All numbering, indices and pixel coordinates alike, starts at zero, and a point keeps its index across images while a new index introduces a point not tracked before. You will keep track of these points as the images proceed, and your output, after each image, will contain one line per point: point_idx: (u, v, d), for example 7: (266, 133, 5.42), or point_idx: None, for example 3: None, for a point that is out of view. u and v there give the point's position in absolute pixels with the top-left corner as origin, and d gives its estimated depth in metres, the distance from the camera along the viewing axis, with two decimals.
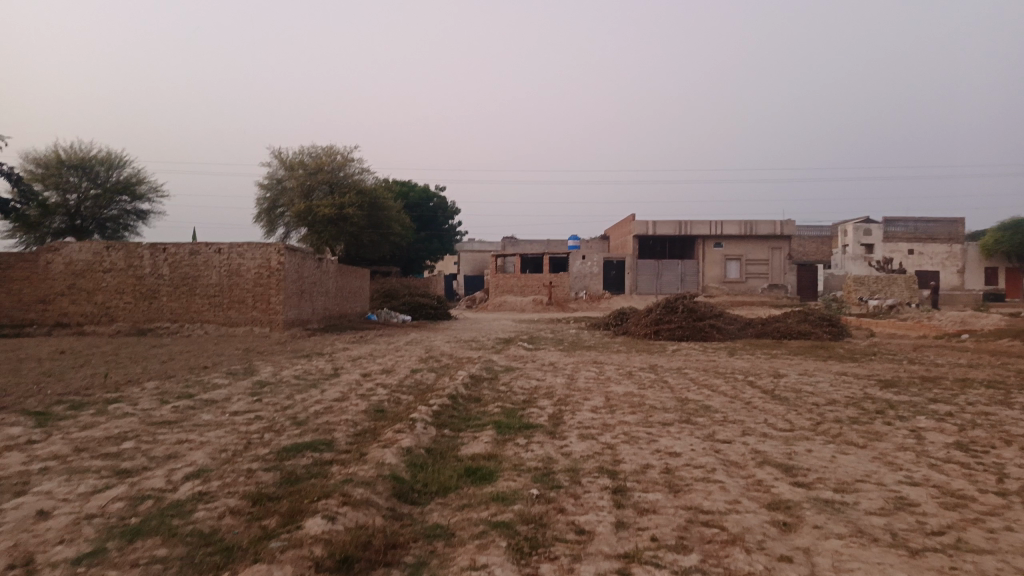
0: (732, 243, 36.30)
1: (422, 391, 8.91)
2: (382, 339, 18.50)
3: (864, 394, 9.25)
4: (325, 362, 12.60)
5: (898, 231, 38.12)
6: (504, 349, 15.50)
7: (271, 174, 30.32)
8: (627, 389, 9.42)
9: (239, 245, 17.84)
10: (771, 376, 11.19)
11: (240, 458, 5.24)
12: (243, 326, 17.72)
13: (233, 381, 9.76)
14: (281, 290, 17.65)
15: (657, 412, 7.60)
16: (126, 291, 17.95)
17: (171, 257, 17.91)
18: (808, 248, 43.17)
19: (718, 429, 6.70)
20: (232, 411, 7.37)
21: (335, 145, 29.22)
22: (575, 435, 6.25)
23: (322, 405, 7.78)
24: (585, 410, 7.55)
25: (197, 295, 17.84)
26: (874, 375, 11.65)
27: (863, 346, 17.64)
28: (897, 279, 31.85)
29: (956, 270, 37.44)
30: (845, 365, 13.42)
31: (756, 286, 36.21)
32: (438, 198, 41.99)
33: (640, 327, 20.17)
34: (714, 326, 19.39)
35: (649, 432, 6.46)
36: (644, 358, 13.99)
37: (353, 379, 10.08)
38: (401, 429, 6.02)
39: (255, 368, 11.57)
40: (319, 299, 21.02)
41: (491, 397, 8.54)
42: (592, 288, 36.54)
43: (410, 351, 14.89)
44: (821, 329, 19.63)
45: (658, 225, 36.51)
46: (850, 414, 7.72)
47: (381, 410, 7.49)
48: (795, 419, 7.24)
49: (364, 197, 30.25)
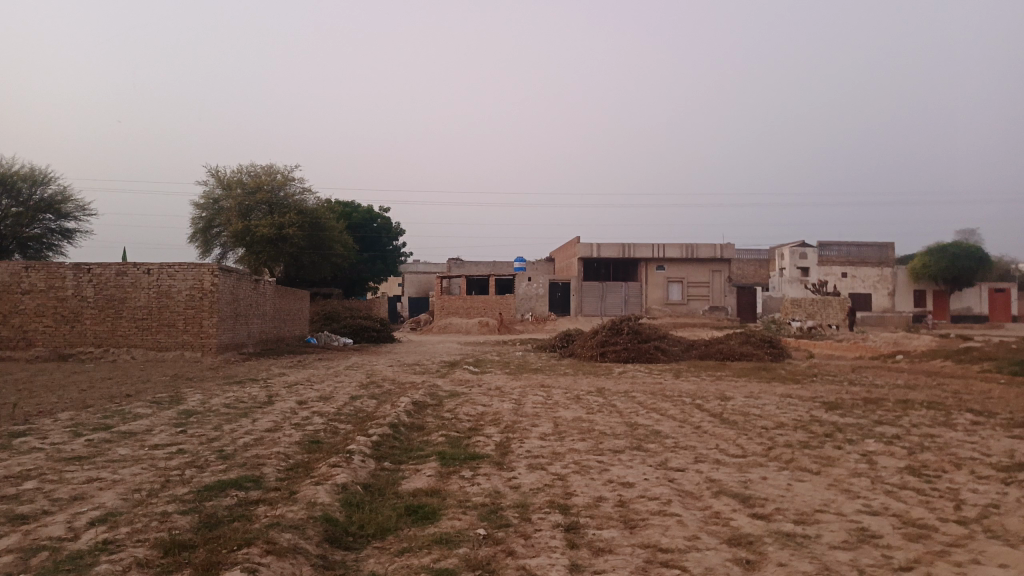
0: (674, 266, 36.76)
1: (362, 419, 8.46)
2: (321, 363, 17.86)
3: (812, 417, 9.21)
4: (259, 389, 11.97)
5: (833, 254, 39.13)
6: (449, 373, 15.11)
7: (208, 193, 29.34)
8: (575, 414, 9.16)
9: (170, 265, 17.02)
10: (718, 399, 11.11)
11: (155, 499, 4.73)
12: (174, 350, 16.85)
13: (157, 411, 9.11)
14: (215, 313, 16.89)
15: (607, 438, 7.34)
16: (46, 314, 16.89)
17: (96, 278, 16.96)
18: (747, 271, 44.08)
19: (670, 456, 6.48)
20: (152, 444, 6.79)
21: (275, 164, 28.46)
22: (523, 466, 5.94)
23: (252, 436, 7.26)
24: (533, 438, 7.23)
25: (123, 318, 16.92)
26: (818, 397, 11.68)
27: (804, 368, 17.87)
28: (832, 301, 32.42)
29: (887, 293, 38.67)
30: (789, 386, 13.49)
31: (697, 307, 36.72)
32: (382, 219, 41.41)
33: (586, 349, 20.04)
34: (659, 348, 19.40)
35: (600, 461, 6.19)
36: (590, 381, 13.79)
37: (288, 407, 9.54)
38: (337, 463, 5.61)
39: (183, 396, 10.89)
40: (255, 321, 20.24)
41: (435, 425, 8.15)
42: (537, 310, 36.48)
43: (351, 376, 14.36)
44: (763, 351, 19.85)
45: (602, 247, 36.73)
46: (800, 437, 7.62)
47: (317, 442, 7.02)
48: (746, 444, 7.09)
49: (305, 217, 29.52)
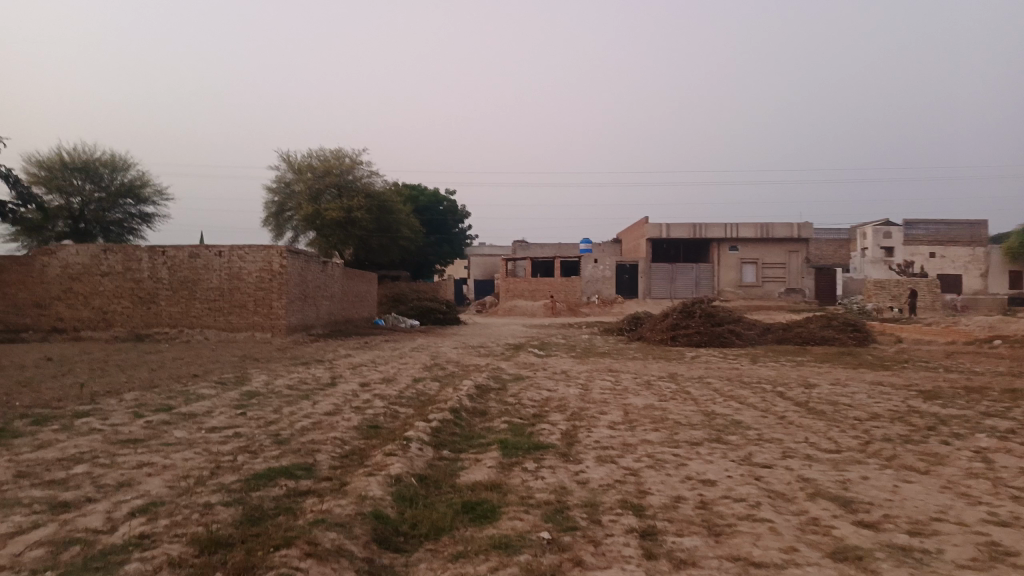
0: (748, 246, 35.35)
1: (424, 403, 8.14)
2: (386, 345, 17.77)
3: (909, 408, 8.40)
4: (323, 370, 11.86)
5: (920, 234, 37.17)
6: (513, 356, 14.73)
7: (279, 177, 29.74)
8: (646, 401, 8.61)
9: (240, 247, 17.18)
10: (802, 387, 10.34)
11: (201, 488, 4.47)
12: (244, 331, 17.05)
13: (220, 392, 9.02)
14: (284, 294, 16.98)
15: (682, 429, 6.79)
16: (124, 295, 17.32)
17: (170, 261, 17.27)
18: (826, 251, 42.16)
19: (755, 450, 5.89)
20: (209, 427, 6.62)
21: (343, 147, 28.54)
22: (591, 458, 5.47)
23: (310, 420, 7.02)
24: (602, 427, 6.75)
25: (196, 299, 17.19)
26: (911, 385, 10.75)
27: (891, 353, 16.73)
28: (917, 284, 30.62)
29: (980, 274, 36.17)
30: (878, 373, 12.52)
31: (773, 290, 35.26)
32: (448, 202, 41.35)
33: (656, 333, 19.33)
34: (733, 331, 18.52)
35: (677, 454, 5.66)
36: (661, 366, 13.16)
37: (349, 390, 9.32)
38: (393, 451, 5.27)
39: (247, 377, 10.86)
40: (324, 303, 20.35)
41: (497, 411, 7.75)
42: (605, 292, 35.81)
43: (414, 358, 14.13)
44: (846, 335, 18.71)
45: (672, 227, 35.64)
46: (899, 431, 6.88)
47: (376, 427, 6.73)
48: (840, 438, 6.43)
49: (373, 200, 29.57)
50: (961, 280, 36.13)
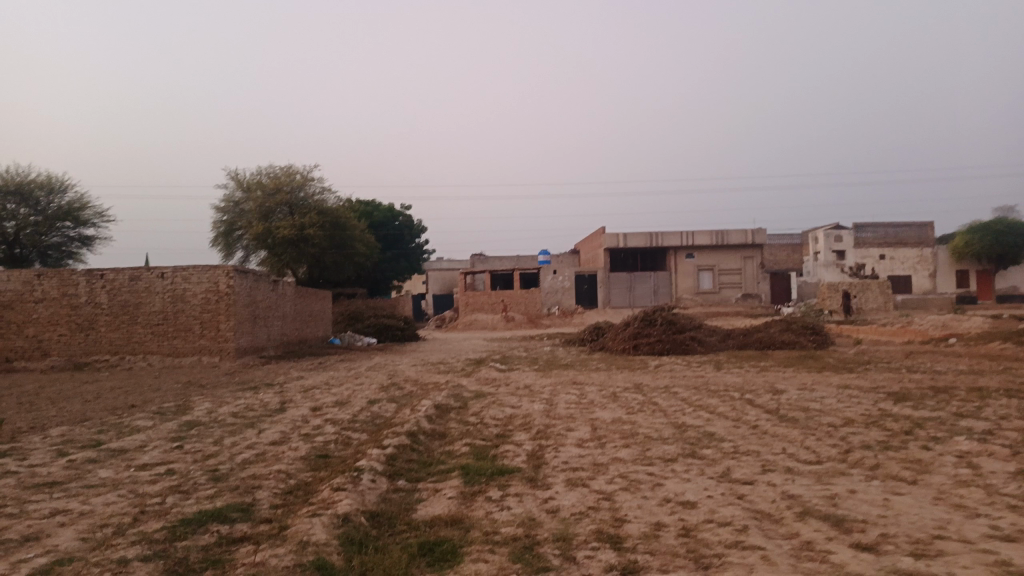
0: (704, 253, 35.53)
1: (378, 428, 7.62)
2: (342, 365, 17.12)
3: (881, 412, 8.18)
4: (273, 395, 11.21)
5: (869, 237, 37.52)
6: (474, 372, 14.26)
7: (228, 196, 28.81)
8: (613, 415, 8.22)
9: (184, 267, 16.40)
10: (770, 393, 10.08)
11: (119, 539, 3.90)
12: (190, 356, 16.23)
13: (158, 423, 8.35)
14: (232, 315, 16.23)
15: (654, 444, 6.41)
16: (60, 322, 16.37)
17: (110, 284, 16.37)
18: (779, 256, 42.77)
19: (732, 465, 5.54)
20: (139, 465, 6.00)
21: (294, 163, 27.78)
22: (561, 482, 5.04)
23: (253, 451, 6.44)
24: (570, 446, 6.34)
25: (138, 324, 16.32)
26: (879, 388, 10.58)
27: (852, 355, 16.70)
28: (871, 285, 31.19)
29: (928, 274, 37.02)
30: (842, 376, 12.38)
31: (730, 296, 35.48)
32: (404, 217, 40.74)
33: (617, 343, 19.05)
34: (695, 338, 18.35)
35: (651, 473, 5.27)
36: (626, 377, 12.83)
37: (299, 416, 8.73)
38: (341, 485, 4.76)
39: (189, 405, 10.16)
40: (276, 324, 19.59)
41: (458, 432, 7.28)
42: (565, 303, 35.53)
43: (371, 378, 13.56)
44: (806, 339, 18.69)
45: (629, 237, 35.62)
46: (877, 437, 6.61)
47: (325, 456, 6.19)
48: (818, 448, 6.12)
49: (326, 217, 28.80)
50: (911, 280, 36.92)
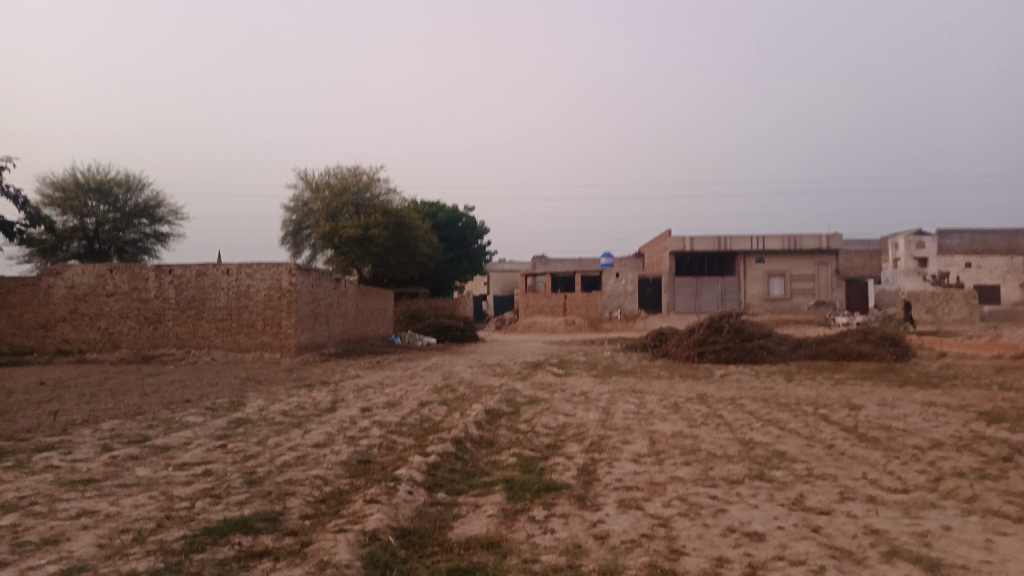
0: (775, 258, 34.21)
1: (425, 433, 7.32)
2: (399, 364, 17.01)
3: (974, 434, 7.41)
4: (326, 393, 11.10)
5: (954, 244, 35.73)
6: (530, 376, 13.88)
7: (297, 196, 29.25)
8: (674, 427, 7.70)
9: (249, 265, 16.58)
10: (847, 408, 9.35)
11: (136, 549, 3.67)
12: (252, 351, 16.38)
13: (207, 420, 8.26)
14: (293, 313, 16.31)
15: (717, 462, 5.89)
16: (130, 316, 16.76)
17: (177, 279, 16.68)
18: (856, 263, 40.96)
19: (806, 491, 4.99)
20: (178, 464, 5.85)
21: (361, 164, 28.00)
22: (613, 503, 4.61)
23: (294, 453, 6.23)
24: (625, 462, 5.89)
25: (203, 319, 16.58)
26: (968, 406, 9.71)
27: (936, 369, 15.60)
28: (955, 295, 29.46)
29: (1019, 285, 34.40)
30: (926, 393, 11.46)
31: (801, 303, 34.06)
32: (468, 218, 40.72)
33: (681, 349, 18.38)
34: (764, 347, 17.51)
35: (714, 497, 4.77)
36: (689, 386, 12.24)
37: (348, 416, 8.52)
38: (375, 496, 4.44)
39: (243, 401, 10.12)
40: (337, 322, 19.67)
41: (507, 441, 6.90)
42: (627, 307, 34.78)
43: (426, 379, 13.36)
44: (885, 350, 17.60)
45: (697, 240, 34.63)
46: (970, 464, 5.91)
47: (366, 462, 5.90)
48: (903, 474, 5.50)
49: (391, 218, 28.91)
50: (999, 291, 34.49)
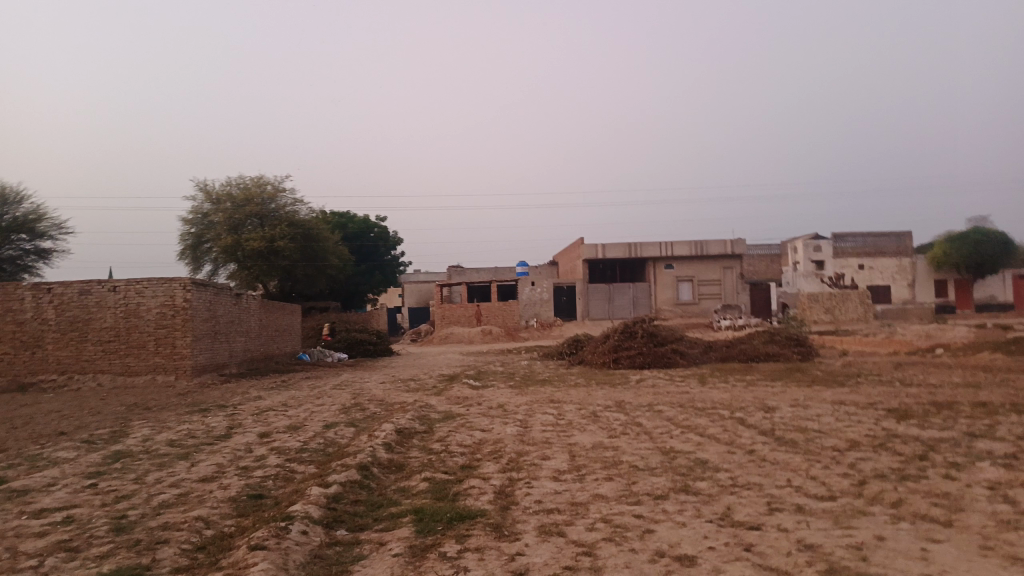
0: (683, 264, 34.97)
1: (328, 459, 6.72)
2: (306, 382, 16.15)
3: (887, 432, 7.44)
4: (223, 418, 10.27)
5: (847, 246, 37.00)
6: (445, 390, 13.37)
7: (195, 208, 27.65)
8: (594, 439, 7.40)
9: (138, 281, 15.38)
10: (762, 411, 9.32)
11: None
12: (144, 374, 15.15)
13: (80, 455, 7.36)
14: (189, 331, 15.20)
15: (640, 476, 5.59)
16: (3, 340, 15.22)
17: (58, 299, 15.30)
18: (758, 267, 42.49)
19: (734, 503, 4.73)
20: (35, 510, 5.07)
21: (264, 174, 26.78)
22: (533, 530, 4.22)
23: (174, 491, 5.53)
24: (545, 481, 5.51)
25: (88, 341, 15.24)
26: (876, 404, 9.86)
27: (840, 367, 16.07)
28: (850, 296, 30.87)
29: (907, 284, 36.76)
30: (834, 391, 11.67)
31: (710, 307, 34.90)
32: (379, 229, 39.77)
33: (597, 356, 18.30)
34: (677, 351, 17.64)
35: (639, 517, 4.44)
36: (606, 393, 12.05)
37: (243, 444, 7.79)
38: (261, 540, 3.88)
39: (127, 431, 9.19)
40: (238, 340, 18.55)
41: (418, 463, 6.41)
42: (543, 315, 34.67)
43: (334, 397, 12.65)
44: (791, 350, 18.07)
45: (608, 247, 34.98)
46: (890, 465, 5.84)
47: (258, 497, 5.28)
48: (828, 479, 5.34)
49: (298, 229, 27.77)
50: (891, 291, 36.63)
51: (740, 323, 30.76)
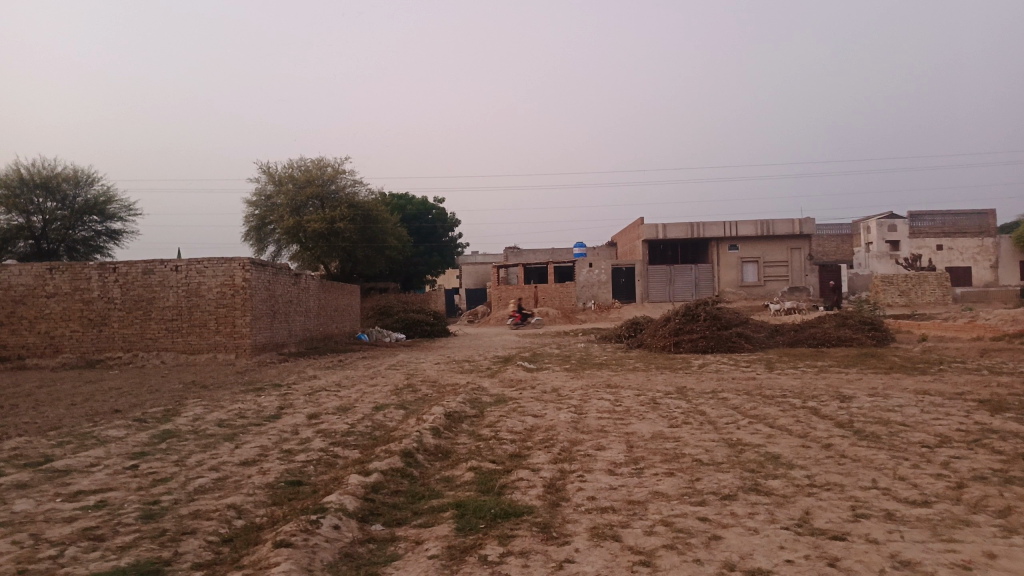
0: (748, 244, 33.71)
1: (373, 444, 6.42)
2: (361, 363, 16.08)
3: (982, 427, 6.72)
4: (276, 398, 10.17)
5: (925, 225, 35.22)
6: (499, 372, 13.03)
7: (259, 190, 27.92)
8: (654, 428, 6.91)
9: (199, 261, 15.50)
10: (837, 400, 8.64)
11: None
12: (205, 353, 15.30)
13: (128, 434, 7.28)
14: (247, 311, 15.27)
15: (705, 472, 5.10)
16: (73, 319, 15.59)
17: (122, 278, 15.56)
18: (827, 248, 40.77)
19: (813, 507, 4.21)
20: (72, 492, 4.92)
21: (325, 156, 26.83)
22: (585, 532, 3.81)
23: (212, 476, 5.32)
24: (601, 474, 5.08)
25: (152, 319, 15.47)
26: (964, 394, 9.05)
27: (919, 354, 15.06)
28: (928, 278, 29.26)
29: (989, 265, 34.66)
30: (916, 379, 10.82)
31: (776, 289, 33.63)
32: (438, 210, 39.67)
33: (657, 339, 17.68)
34: (742, 335, 16.88)
35: (705, 520, 3.98)
36: (667, 378, 11.50)
37: (290, 425, 7.61)
38: (287, 536, 3.58)
39: (180, 410, 9.15)
40: (297, 320, 18.62)
41: (465, 451, 6.06)
42: (601, 297, 34.02)
43: (388, 379, 12.47)
44: (865, 335, 17.07)
45: (670, 227, 34.00)
46: (990, 464, 5.19)
47: (296, 484, 5.01)
48: (921, 482, 4.73)
49: (357, 210, 27.80)
50: (970, 272, 34.62)
51: (795, 306, 29.40)
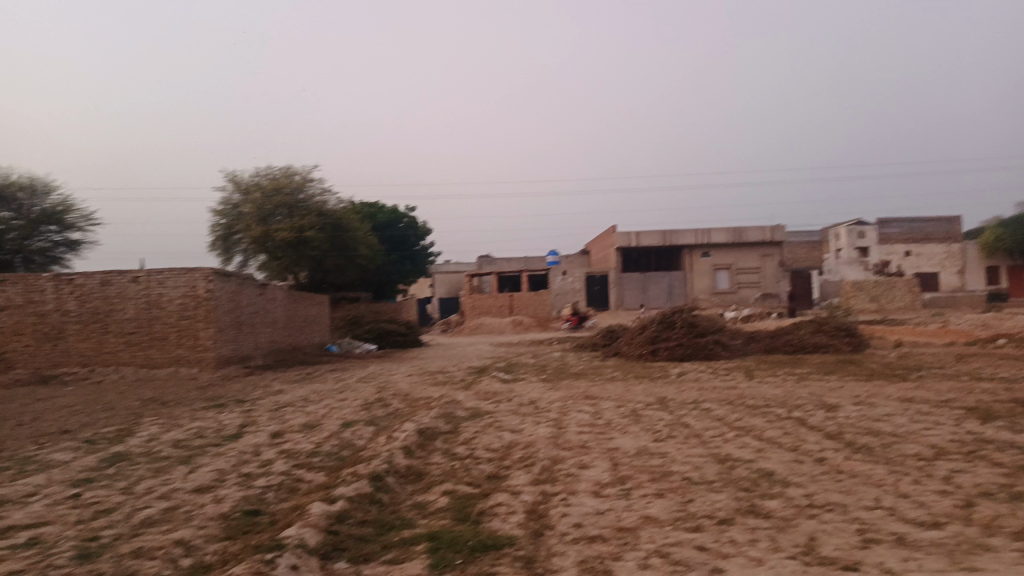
0: (721, 251, 33.75)
1: (340, 466, 6.00)
2: (331, 375, 15.55)
3: (974, 437, 6.47)
4: (240, 415, 9.65)
5: (894, 233, 36.23)
6: (473, 384, 12.62)
7: (226, 199, 27.20)
8: (638, 443, 6.56)
9: (160, 271, 14.90)
10: (823, 410, 8.38)
11: None
12: (167, 367, 14.67)
13: (76, 458, 6.75)
14: (211, 323, 14.67)
15: (698, 492, 4.76)
16: (25, 333, 14.85)
17: (79, 290, 14.88)
18: (798, 255, 41.06)
19: (818, 532, 3.89)
20: (2, 528, 4.43)
21: (293, 163, 26.22)
22: (573, 568, 3.43)
23: (162, 506, 4.85)
24: (586, 498, 4.70)
25: (110, 333, 14.79)
26: (949, 401, 8.84)
27: (895, 360, 14.95)
28: (897, 283, 29.48)
29: (956, 271, 34.99)
30: (898, 386, 10.63)
31: (748, 296, 33.71)
32: (409, 218, 39.18)
33: (633, 348, 17.42)
34: (718, 342, 16.69)
35: (704, 550, 3.63)
36: (646, 388, 11.19)
37: (252, 445, 7.13)
38: None
39: (135, 430, 8.60)
40: (264, 332, 18.04)
41: (438, 473, 5.65)
42: (575, 305, 33.74)
43: (357, 392, 12.00)
44: (840, 341, 16.97)
45: (643, 235, 33.92)
46: (994, 479, 4.92)
47: (255, 515, 4.57)
48: (928, 501, 4.43)
49: (327, 219, 27.22)
50: (938, 277, 34.98)
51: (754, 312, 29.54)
